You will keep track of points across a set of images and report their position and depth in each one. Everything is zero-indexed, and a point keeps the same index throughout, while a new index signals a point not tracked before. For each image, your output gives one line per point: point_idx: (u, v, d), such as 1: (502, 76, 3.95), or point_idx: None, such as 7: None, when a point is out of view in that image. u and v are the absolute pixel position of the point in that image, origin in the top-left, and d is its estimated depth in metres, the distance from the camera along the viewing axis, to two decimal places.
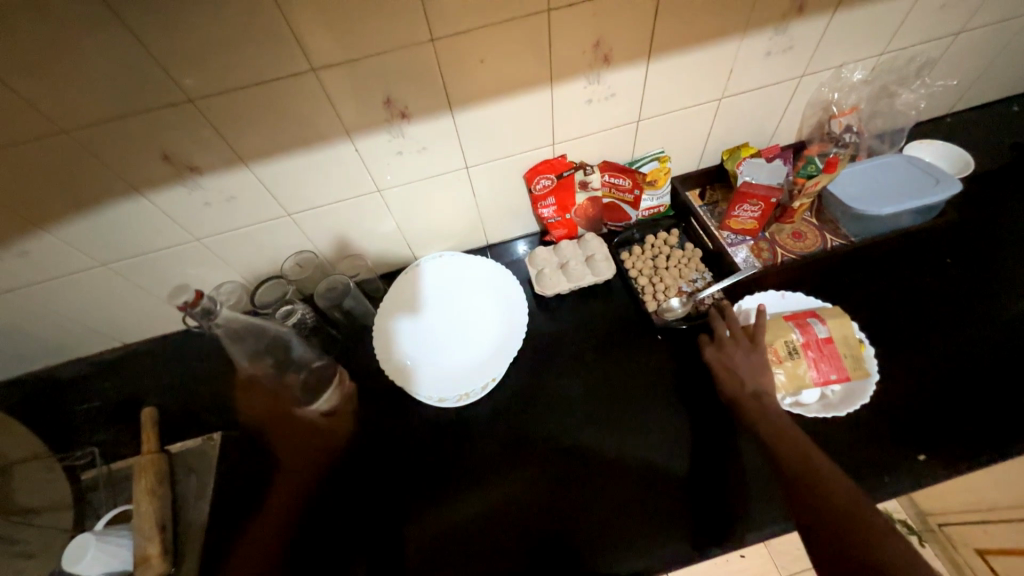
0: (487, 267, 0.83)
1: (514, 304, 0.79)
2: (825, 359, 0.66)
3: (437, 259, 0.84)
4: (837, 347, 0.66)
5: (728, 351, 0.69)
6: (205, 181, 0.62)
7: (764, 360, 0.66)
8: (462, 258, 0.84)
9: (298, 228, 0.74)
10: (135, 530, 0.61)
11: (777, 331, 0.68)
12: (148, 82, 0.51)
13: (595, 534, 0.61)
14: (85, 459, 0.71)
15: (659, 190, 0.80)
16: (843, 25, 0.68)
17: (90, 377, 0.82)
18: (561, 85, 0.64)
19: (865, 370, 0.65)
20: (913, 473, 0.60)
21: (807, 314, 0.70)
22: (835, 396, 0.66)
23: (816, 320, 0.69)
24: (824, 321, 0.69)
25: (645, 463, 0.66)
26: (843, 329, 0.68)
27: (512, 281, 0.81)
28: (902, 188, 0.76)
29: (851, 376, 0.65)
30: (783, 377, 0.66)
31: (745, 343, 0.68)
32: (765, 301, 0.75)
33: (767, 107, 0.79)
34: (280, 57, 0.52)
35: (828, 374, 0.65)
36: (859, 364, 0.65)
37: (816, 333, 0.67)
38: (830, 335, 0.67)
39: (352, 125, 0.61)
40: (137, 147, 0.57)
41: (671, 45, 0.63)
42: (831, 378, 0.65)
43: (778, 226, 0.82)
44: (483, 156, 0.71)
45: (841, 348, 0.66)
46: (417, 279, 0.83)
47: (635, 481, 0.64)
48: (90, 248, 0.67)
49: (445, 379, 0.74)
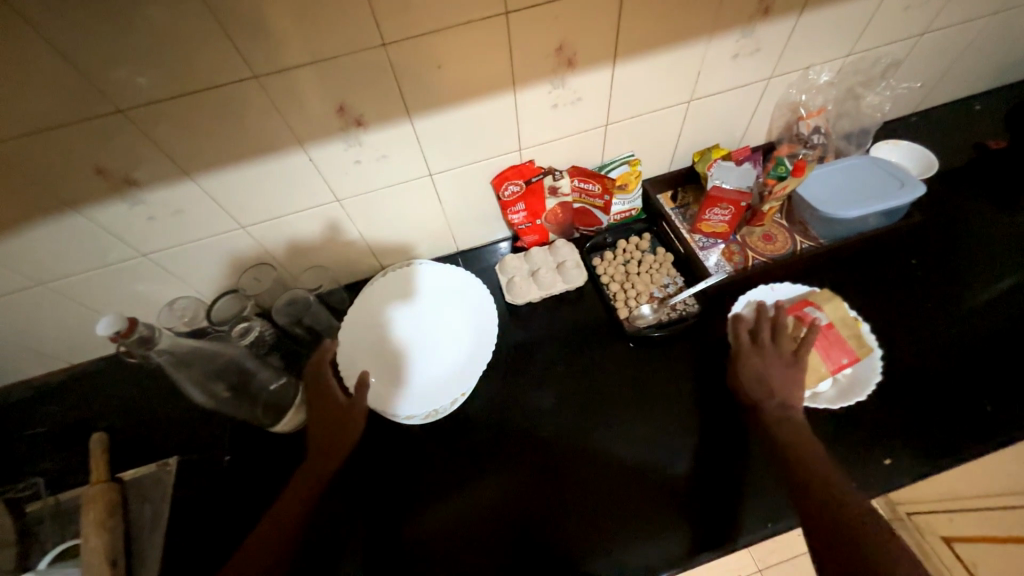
0: (461, 276, 0.80)
1: (484, 317, 0.76)
2: (833, 346, 0.65)
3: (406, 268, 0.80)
4: (839, 331, 0.66)
5: (769, 359, 0.63)
6: (147, 196, 0.58)
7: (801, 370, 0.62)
8: (434, 267, 0.80)
9: (254, 241, 0.70)
10: (83, 567, 0.57)
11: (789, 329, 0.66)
12: (70, 93, 0.47)
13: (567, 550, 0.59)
14: (30, 490, 0.67)
15: (630, 194, 0.80)
16: (809, 27, 0.67)
17: (35, 403, 0.77)
18: (526, 90, 0.62)
19: (868, 346, 0.66)
20: (879, 477, 0.60)
21: (803, 303, 0.70)
22: (847, 379, 0.66)
23: (813, 307, 0.69)
24: (820, 307, 0.69)
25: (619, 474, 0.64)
26: (837, 310, 0.68)
27: (483, 290, 0.78)
28: (869, 188, 0.76)
29: (859, 355, 0.65)
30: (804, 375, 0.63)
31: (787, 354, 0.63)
32: (760, 298, 0.74)
33: (736, 110, 0.78)
34: (217, 63, 0.48)
35: (839, 360, 0.64)
36: (862, 342, 0.65)
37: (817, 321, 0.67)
38: (829, 320, 0.67)
39: (304, 134, 0.58)
40: (67, 161, 0.52)
41: (635, 48, 0.62)
42: (844, 363, 0.64)
43: (749, 229, 0.82)
44: (448, 162, 0.69)
45: (842, 331, 0.66)
46: (386, 285, 0.79)
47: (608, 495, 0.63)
48: (24, 267, 0.62)
49: (411, 396, 0.71)
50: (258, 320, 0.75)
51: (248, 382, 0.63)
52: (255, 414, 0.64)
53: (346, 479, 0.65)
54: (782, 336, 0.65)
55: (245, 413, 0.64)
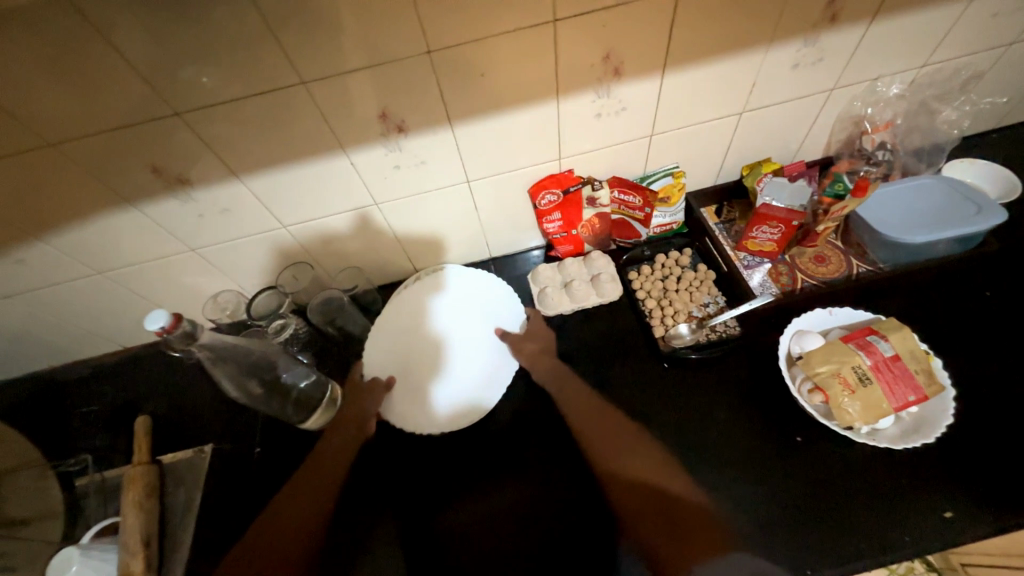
0: (493, 283, 0.79)
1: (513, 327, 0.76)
2: (899, 381, 0.56)
3: (438, 273, 0.80)
4: (906, 364, 0.57)
5: (809, 390, 0.59)
6: (197, 194, 0.61)
7: (847, 402, 0.56)
8: (467, 273, 0.80)
9: (294, 240, 0.72)
10: (121, 545, 0.59)
11: (839, 358, 0.58)
12: (133, 96, 0.49)
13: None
14: (78, 466, 0.70)
15: (672, 208, 0.76)
16: (881, 35, 0.62)
17: (89, 381, 0.82)
18: (569, 99, 0.61)
19: (941, 384, 0.57)
20: (937, 532, 0.54)
21: (865, 331, 0.61)
22: (911, 418, 0.59)
23: (878, 337, 0.60)
24: (886, 337, 0.59)
25: (642, 500, 0.60)
26: (906, 343, 0.59)
27: (514, 300, 0.78)
28: (936, 214, 0.71)
29: (928, 395, 0.56)
30: (859, 409, 0.56)
31: (832, 387, 0.57)
32: (816, 322, 0.67)
33: (792, 123, 0.73)
34: (268, 68, 0.49)
35: (905, 396, 0.56)
36: (933, 379, 0.57)
37: (882, 352, 0.58)
38: (897, 352, 0.58)
39: (346, 137, 0.58)
40: (126, 159, 0.55)
41: (687, 58, 0.59)
42: (910, 401, 0.56)
43: (799, 249, 0.77)
44: (486, 171, 0.68)
45: (911, 364, 0.57)
46: (419, 291, 0.79)
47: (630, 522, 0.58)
48: (84, 256, 0.66)
49: (438, 406, 0.70)
50: (294, 317, 0.76)
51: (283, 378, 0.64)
52: (287, 411, 0.65)
53: (365, 481, 0.65)
54: (819, 367, 0.59)
55: (278, 410, 0.65)
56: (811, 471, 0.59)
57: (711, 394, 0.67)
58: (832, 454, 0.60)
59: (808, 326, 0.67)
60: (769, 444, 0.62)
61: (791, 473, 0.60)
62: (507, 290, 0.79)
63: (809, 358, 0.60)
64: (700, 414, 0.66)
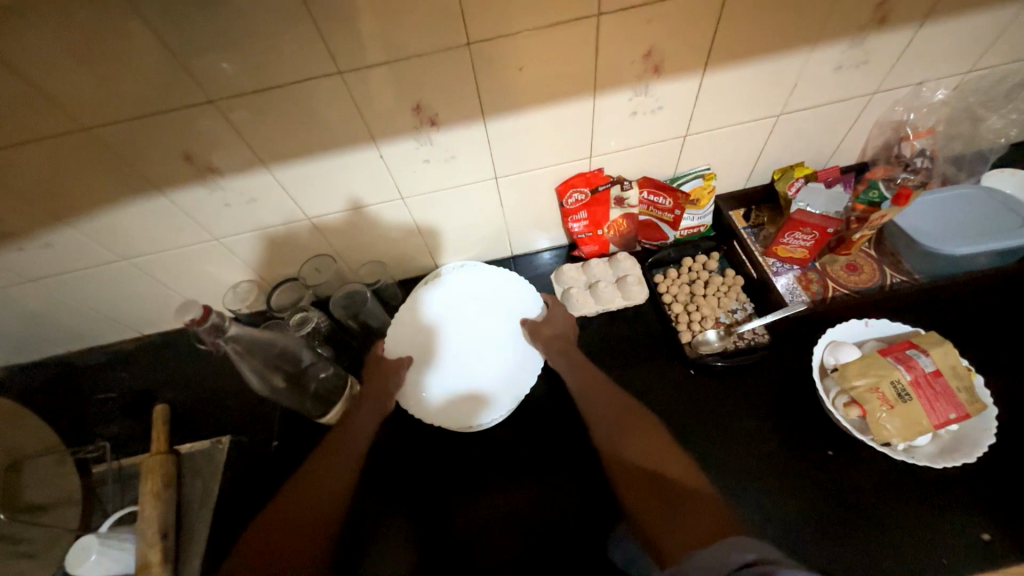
0: (503, 273, 0.77)
1: (530, 313, 0.74)
2: (939, 398, 0.55)
3: (459, 269, 0.78)
4: (947, 381, 0.56)
5: (846, 404, 0.57)
6: (225, 183, 0.60)
7: (885, 418, 0.54)
8: (478, 267, 0.78)
9: (317, 231, 0.71)
10: (138, 534, 0.60)
11: (877, 372, 0.56)
12: (168, 83, 0.48)
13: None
14: (97, 452, 0.69)
15: (700, 210, 0.75)
16: (931, 39, 0.60)
17: (108, 368, 0.82)
18: (605, 96, 0.59)
19: (983, 403, 0.55)
20: (976, 554, 0.52)
21: (904, 345, 0.59)
22: (949, 437, 0.57)
23: (917, 351, 0.58)
24: (927, 351, 0.57)
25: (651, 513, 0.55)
26: (948, 358, 0.57)
27: (530, 291, 0.76)
28: (979, 225, 0.68)
29: (970, 413, 0.54)
30: (898, 426, 0.54)
31: (871, 402, 0.55)
32: (850, 333, 0.65)
33: (830, 126, 0.71)
34: (303, 57, 0.48)
35: (946, 414, 0.54)
36: (975, 397, 0.55)
37: (922, 367, 0.56)
38: (937, 368, 0.56)
39: (377, 129, 0.57)
40: (157, 146, 0.54)
41: (730, 57, 0.57)
42: (950, 419, 0.54)
43: (831, 257, 0.75)
44: (515, 166, 0.67)
45: (952, 381, 0.56)
46: (434, 291, 0.76)
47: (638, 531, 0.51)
48: (108, 242, 0.65)
49: (465, 406, 0.68)
50: (315, 311, 0.75)
51: (304, 369, 0.64)
52: (307, 406, 0.65)
53: (382, 479, 0.64)
54: (856, 382, 0.57)
55: (295, 405, 0.64)
56: (843, 486, 0.58)
57: (738, 403, 0.66)
58: (866, 471, 0.58)
59: (843, 337, 0.65)
60: (800, 458, 0.60)
61: (821, 487, 0.58)
62: (529, 287, 0.77)
63: (846, 370, 0.58)
64: (727, 423, 0.64)
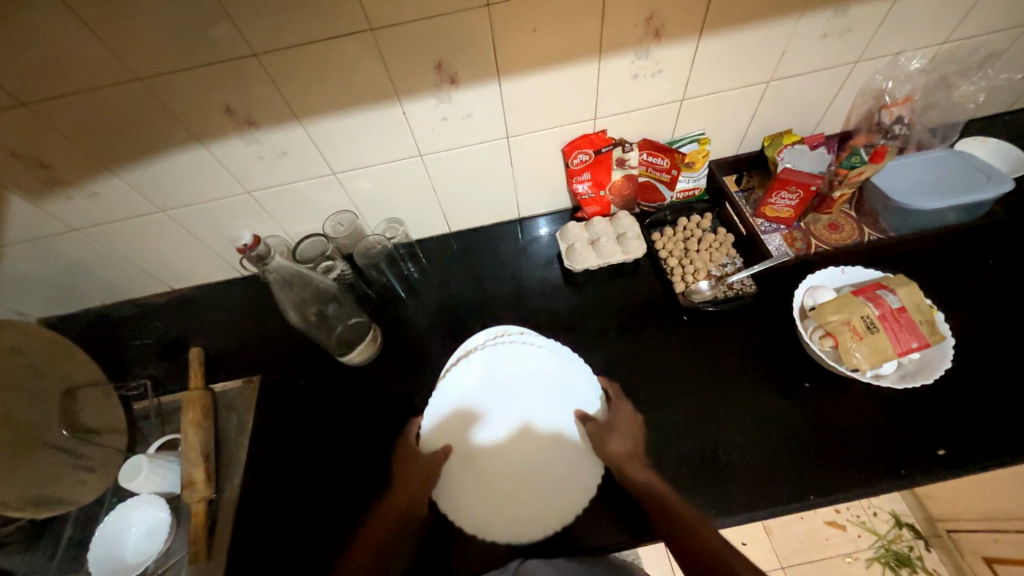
0: (555, 354, 0.67)
1: (587, 408, 0.65)
2: (902, 329, 0.62)
3: (511, 345, 0.68)
4: (911, 315, 0.62)
5: (823, 339, 0.64)
6: (261, 136, 0.65)
7: (854, 345, 0.61)
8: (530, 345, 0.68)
9: (341, 187, 0.76)
10: (181, 457, 0.67)
11: (848, 308, 0.63)
12: (216, 35, 0.53)
13: (629, 543, 0.59)
14: (138, 390, 0.78)
15: (696, 172, 0.82)
16: (908, 9, 0.65)
17: (142, 317, 0.88)
18: (610, 58, 0.64)
19: (943, 335, 0.62)
20: (930, 466, 0.59)
21: (875, 286, 0.65)
22: (912, 364, 0.64)
23: (887, 291, 0.64)
24: (894, 290, 0.64)
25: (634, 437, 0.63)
26: (913, 296, 0.64)
27: (590, 378, 0.66)
28: (949, 184, 0.75)
29: (930, 342, 0.61)
30: (866, 353, 0.61)
31: (844, 335, 0.62)
32: (828, 280, 0.72)
33: (817, 93, 0.77)
34: (338, 14, 0.53)
35: (908, 342, 0.61)
36: (935, 329, 0.62)
37: (890, 304, 0.63)
38: (903, 304, 0.63)
39: (402, 87, 0.63)
40: (202, 98, 0.59)
41: (723, 23, 0.63)
42: (912, 347, 0.61)
43: (815, 217, 0.81)
44: (525, 126, 0.72)
45: (915, 315, 0.63)
46: (474, 369, 0.68)
47: (695, 548, 0.50)
48: (150, 192, 0.70)
49: (512, 513, 0.60)
50: (341, 261, 0.85)
51: (330, 314, 0.76)
52: (335, 339, 0.76)
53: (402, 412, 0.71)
54: (831, 319, 0.63)
55: (325, 338, 0.76)
56: (816, 411, 0.65)
57: (725, 344, 0.72)
58: (837, 399, 0.65)
59: (821, 283, 0.72)
60: (779, 388, 0.67)
61: (797, 413, 0.65)
62: (589, 377, 0.66)
63: (822, 309, 0.65)
64: (714, 361, 0.71)
